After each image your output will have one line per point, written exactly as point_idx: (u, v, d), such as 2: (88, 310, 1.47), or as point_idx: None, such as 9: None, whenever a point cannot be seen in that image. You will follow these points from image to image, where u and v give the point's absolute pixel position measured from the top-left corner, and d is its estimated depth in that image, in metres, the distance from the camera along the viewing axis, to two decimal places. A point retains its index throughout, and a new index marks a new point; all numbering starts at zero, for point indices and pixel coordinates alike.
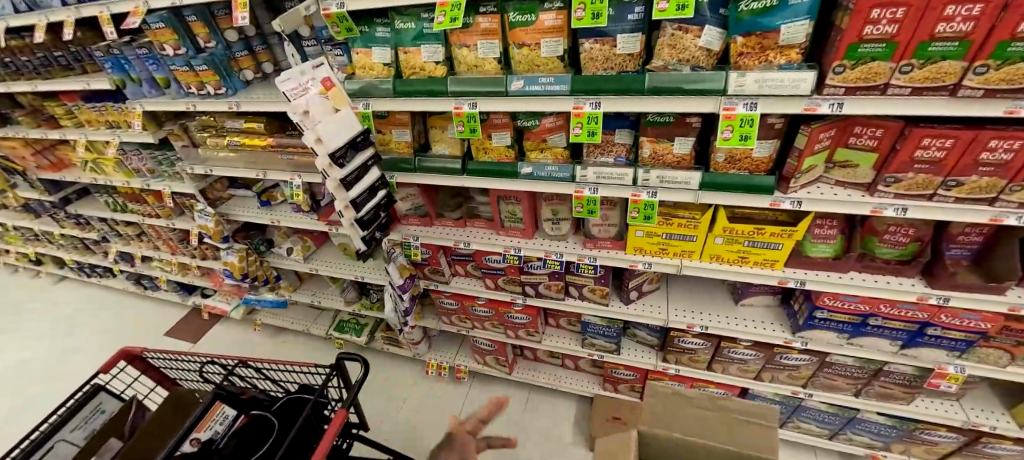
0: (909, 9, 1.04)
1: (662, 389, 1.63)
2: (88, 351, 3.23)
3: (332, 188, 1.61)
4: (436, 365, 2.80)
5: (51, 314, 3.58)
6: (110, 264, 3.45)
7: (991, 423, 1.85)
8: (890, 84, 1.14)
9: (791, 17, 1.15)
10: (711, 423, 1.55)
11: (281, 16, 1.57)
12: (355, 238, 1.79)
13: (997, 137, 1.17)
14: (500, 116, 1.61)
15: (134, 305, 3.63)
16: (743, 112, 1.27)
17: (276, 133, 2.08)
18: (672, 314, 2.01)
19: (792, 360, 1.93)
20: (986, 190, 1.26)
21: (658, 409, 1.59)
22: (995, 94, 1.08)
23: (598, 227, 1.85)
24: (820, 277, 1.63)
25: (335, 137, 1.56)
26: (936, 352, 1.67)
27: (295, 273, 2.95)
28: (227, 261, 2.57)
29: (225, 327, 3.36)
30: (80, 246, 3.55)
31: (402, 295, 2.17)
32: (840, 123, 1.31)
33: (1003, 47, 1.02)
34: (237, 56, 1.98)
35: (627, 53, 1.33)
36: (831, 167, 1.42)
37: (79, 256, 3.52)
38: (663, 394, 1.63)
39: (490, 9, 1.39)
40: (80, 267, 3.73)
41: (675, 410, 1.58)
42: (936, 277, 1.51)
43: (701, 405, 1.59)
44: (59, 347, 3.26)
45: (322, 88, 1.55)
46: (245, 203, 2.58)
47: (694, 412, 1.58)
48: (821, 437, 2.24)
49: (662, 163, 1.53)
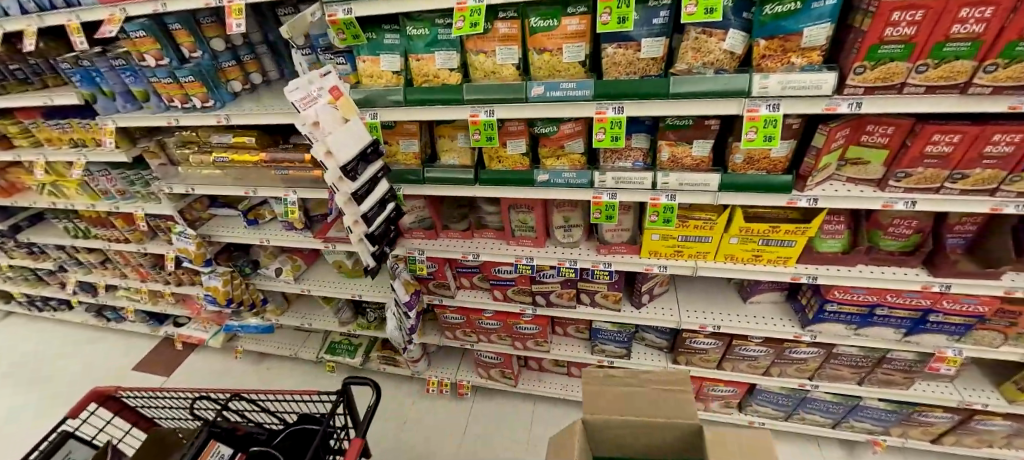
0: (927, 12, 1.09)
1: (594, 374, 1.31)
2: (57, 379, 3.02)
3: (342, 203, 1.51)
4: (436, 382, 2.71)
5: (33, 325, 3.46)
6: (67, 296, 3.17)
7: (983, 400, 2.00)
8: (907, 83, 1.20)
9: (813, 20, 1.18)
10: (636, 402, 1.23)
11: (288, 21, 1.52)
12: (364, 255, 1.70)
13: (1000, 131, 1.25)
14: (516, 123, 1.60)
15: (95, 338, 3.33)
16: (766, 113, 1.30)
17: (269, 147, 1.97)
18: (683, 315, 2.07)
19: (801, 353, 2.03)
20: (988, 182, 1.35)
21: (591, 393, 1.26)
22: (1002, 91, 1.16)
23: (612, 233, 1.89)
24: (831, 272, 1.71)
25: (346, 149, 1.46)
26: (938, 337, 1.79)
27: (282, 295, 2.81)
28: (209, 287, 2.39)
29: (202, 356, 3.13)
30: (31, 278, 3.24)
31: (407, 312, 2.11)
32: (854, 122, 1.38)
33: (1012, 47, 1.10)
34: (224, 66, 1.87)
35: (650, 57, 1.35)
36: (842, 165, 1.48)
37: (30, 288, 3.21)
38: (594, 379, 1.29)
39: (510, 14, 1.38)
40: (30, 301, 3.40)
41: (604, 392, 1.27)
42: (938, 267, 1.62)
43: (622, 381, 1.29)
44: (19, 382, 3.00)
45: (331, 98, 1.46)
46: (228, 223, 2.43)
47: (619, 391, 1.26)
48: (825, 427, 2.33)
49: (681, 166, 1.56)
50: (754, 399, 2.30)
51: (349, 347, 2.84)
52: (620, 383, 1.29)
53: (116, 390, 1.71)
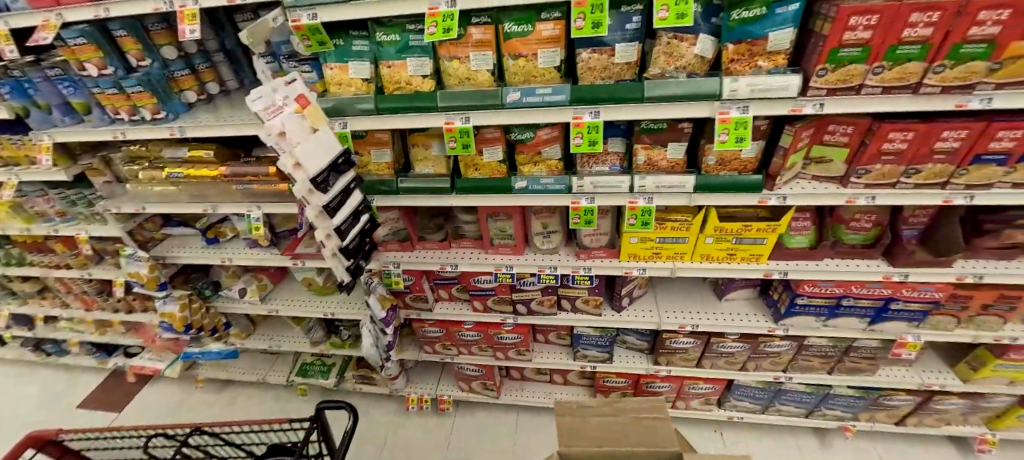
0: (881, 17, 1.15)
1: (570, 406, 1.32)
2: None
3: (313, 217, 1.44)
4: (416, 399, 2.63)
5: None
6: None
7: (941, 381, 2.17)
8: (864, 84, 1.26)
9: (776, 26, 1.23)
10: (613, 432, 1.27)
11: (247, 26, 1.41)
12: (338, 269, 1.63)
13: (947, 128, 1.34)
14: (492, 129, 1.58)
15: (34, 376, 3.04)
16: (736, 115, 1.34)
17: (229, 161, 1.84)
18: (664, 317, 2.10)
19: (774, 347, 2.11)
20: (939, 176, 1.44)
21: (570, 427, 1.29)
22: (950, 90, 1.23)
23: (591, 237, 1.89)
24: (800, 266, 1.80)
25: (316, 160, 1.39)
26: (898, 323, 1.92)
27: (247, 317, 2.67)
28: (165, 312, 2.25)
29: (158, 388, 2.92)
30: None
31: (385, 329, 2.06)
32: (817, 122, 1.44)
33: (957, 49, 1.17)
34: (177, 76, 1.76)
35: (625, 62, 1.36)
36: (807, 163, 1.55)
37: None
38: (570, 411, 1.31)
39: (483, 20, 1.35)
40: None
41: (583, 425, 1.29)
42: (896, 257, 1.73)
43: (600, 412, 1.31)
44: None
45: (299, 107, 1.38)
46: (183, 243, 2.28)
47: (597, 423, 1.29)
48: (799, 417, 2.43)
49: (657, 168, 1.59)
50: (732, 394, 2.38)
51: (321, 368, 2.72)
52: (598, 414, 1.31)
53: (58, 433, 1.54)
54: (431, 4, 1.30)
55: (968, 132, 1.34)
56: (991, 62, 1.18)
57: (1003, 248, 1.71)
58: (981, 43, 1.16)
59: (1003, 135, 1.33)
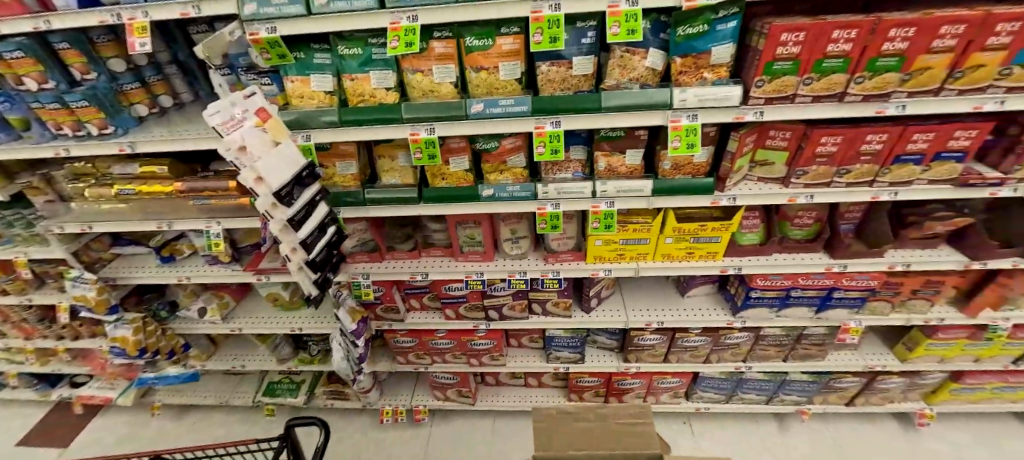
0: (808, 33, 1.28)
1: (551, 412, 1.39)
2: None
3: (278, 231, 1.42)
4: (390, 411, 2.61)
5: None
6: None
7: (881, 362, 2.36)
8: (798, 94, 1.38)
9: (718, 41, 1.34)
10: (597, 437, 1.34)
11: (204, 40, 1.43)
12: (305, 283, 1.61)
13: (871, 132, 1.50)
14: (457, 140, 1.61)
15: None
16: (687, 123, 1.43)
17: (185, 176, 1.79)
18: (630, 315, 2.19)
19: (733, 339, 2.23)
20: (866, 175, 1.60)
21: (552, 432, 1.36)
22: (870, 98, 1.38)
23: (558, 241, 1.96)
24: (752, 262, 1.91)
25: (279, 173, 1.37)
26: (842, 311, 2.08)
27: (208, 338, 2.57)
28: (117, 337, 2.13)
29: (110, 417, 2.75)
30: None
31: (355, 341, 2.03)
32: (759, 128, 1.56)
33: (873, 62, 1.31)
34: (126, 89, 1.69)
35: (582, 74, 1.43)
36: (753, 166, 1.67)
37: None
38: (553, 417, 1.38)
39: (444, 34, 1.38)
40: None
41: (565, 430, 1.36)
42: (836, 249, 1.88)
43: (582, 416, 1.38)
44: None
45: (259, 120, 1.35)
46: (134, 263, 2.17)
47: (578, 427, 1.36)
48: (760, 403, 2.57)
49: (617, 174, 1.66)
50: (698, 386, 2.49)
51: (291, 386, 2.66)
52: (579, 419, 1.38)
53: None
54: (393, 19, 1.32)
55: (888, 135, 1.50)
56: (901, 73, 1.33)
57: (926, 237, 1.89)
58: (893, 56, 1.30)
59: (918, 137, 1.50)
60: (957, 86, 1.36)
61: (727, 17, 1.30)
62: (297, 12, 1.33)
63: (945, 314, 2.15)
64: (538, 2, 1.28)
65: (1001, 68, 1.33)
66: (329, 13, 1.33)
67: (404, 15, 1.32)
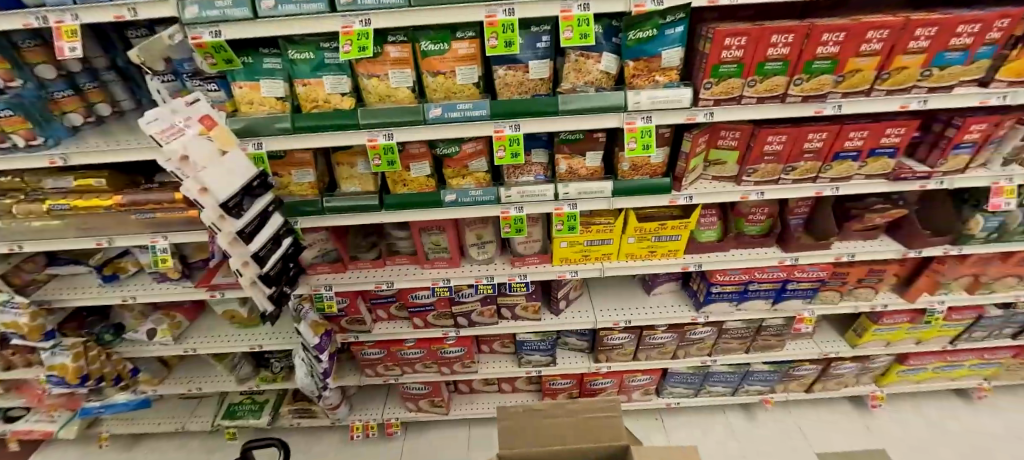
0: (749, 38, 1.35)
1: (515, 411, 1.49)
2: None
3: (226, 244, 1.37)
4: (360, 426, 2.53)
5: None
6: None
7: (835, 348, 2.48)
8: (743, 95, 1.45)
9: (668, 45, 1.39)
10: (563, 431, 1.47)
11: (139, 45, 1.37)
12: (259, 298, 1.56)
13: (812, 130, 1.59)
14: (417, 145, 1.59)
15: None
16: (642, 125, 1.47)
17: (126, 189, 1.69)
18: (598, 315, 2.22)
19: (698, 334, 2.29)
20: (811, 171, 1.69)
21: (520, 428, 1.47)
22: (810, 99, 1.48)
23: (524, 244, 1.97)
24: (711, 258, 1.98)
25: (225, 184, 1.32)
26: (796, 302, 2.18)
27: (159, 361, 2.43)
28: (55, 365, 1.98)
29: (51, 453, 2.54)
30: None
31: (319, 356, 1.95)
32: (710, 129, 1.62)
33: (810, 64, 1.40)
34: (57, 97, 1.59)
35: (538, 78, 1.45)
36: (707, 165, 1.73)
37: None
38: (519, 414, 1.49)
39: (399, 38, 1.37)
40: None
41: (531, 425, 1.48)
42: (788, 243, 1.97)
43: (548, 413, 1.49)
44: None
45: (203, 128, 1.31)
46: (72, 283, 2.03)
47: (544, 423, 1.48)
48: (727, 396, 2.65)
49: (578, 176, 1.69)
50: (667, 382, 2.54)
51: (253, 407, 2.54)
52: (545, 415, 1.49)
53: None
54: (345, 23, 1.30)
55: (827, 133, 1.60)
56: (835, 75, 1.43)
57: (868, 229, 2.01)
58: (827, 59, 1.39)
59: (853, 135, 1.61)
60: (885, 87, 1.48)
61: (675, 22, 1.35)
62: (243, 14, 1.29)
63: (888, 300, 2.28)
64: (493, 7, 1.29)
65: (922, 71, 1.46)
66: (276, 17, 1.30)
67: (357, 19, 1.30)
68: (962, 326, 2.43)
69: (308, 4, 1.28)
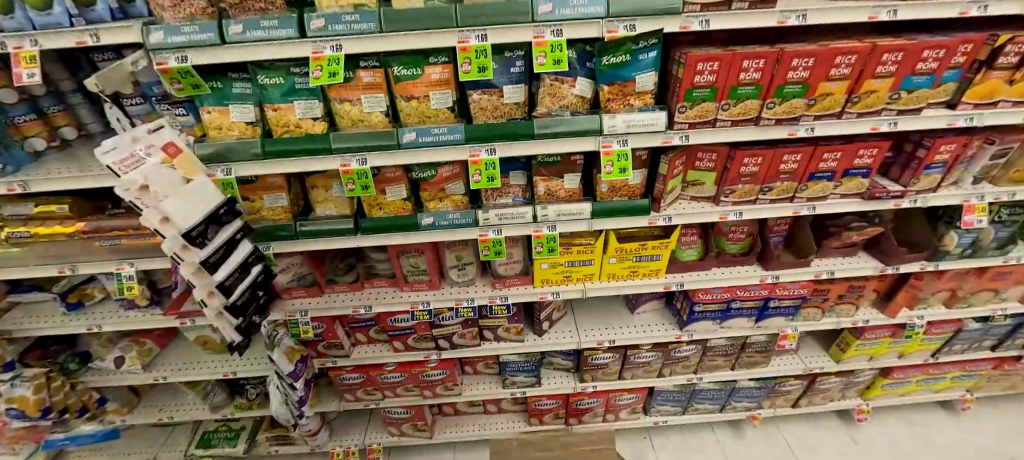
0: (721, 63, 1.36)
1: (513, 445, 1.86)
2: None
3: (189, 274, 1.34)
4: (341, 453, 2.45)
5: None
6: None
7: (819, 364, 2.48)
8: (718, 118, 1.46)
9: (641, 69, 1.40)
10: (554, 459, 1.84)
11: (98, 73, 1.33)
12: (225, 328, 1.53)
13: (786, 152, 1.60)
14: (392, 169, 1.56)
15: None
16: (618, 148, 1.47)
17: (90, 215, 1.66)
18: (582, 336, 2.18)
19: (683, 352, 2.28)
20: (788, 191, 1.70)
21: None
22: (782, 122, 1.49)
23: (505, 266, 1.92)
24: (693, 277, 1.96)
25: (188, 213, 1.29)
26: (779, 319, 2.18)
27: (129, 390, 2.33)
28: (13, 398, 1.85)
29: None
30: None
31: (293, 384, 1.90)
32: (687, 151, 1.62)
33: (781, 88, 1.42)
34: (18, 121, 1.54)
35: (513, 102, 1.44)
36: (686, 186, 1.73)
37: None
38: (518, 448, 1.85)
39: (371, 63, 1.35)
40: None
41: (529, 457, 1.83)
42: (768, 261, 1.97)
43: (543, 447, 1.84)
44: None
45: (166, 156, 1.28)
46: (35, 311, 1.95)
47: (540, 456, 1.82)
48: (714, 413, 2.63)
49: (556, 198, 1.67)
50: (655, 400, 2.51)
51: (229, 434, 2.45)
52: (540, 448, 1.85)
53: None
54: (315, 48, 1.29)
55: (802, 155, 1.61)
56: (807, 99, 1.46)
57: (846, 246, 2.02)
58: (798, 84, 1.41)
59: (827, 156, 1.63)
60: (855, 110, 1.51)
61: (647, 48, 1.36)
62: (210, 40, 1.27)
63: (869, 316, 2.29)
64: (465, 33, 1.29)
65: (892, 94, 1.49)
66: (244, 42, 1.28)
67: (327, 44, 1.29)
68: (942, 340, 2.44)
69: (277, 30, 1.27)
